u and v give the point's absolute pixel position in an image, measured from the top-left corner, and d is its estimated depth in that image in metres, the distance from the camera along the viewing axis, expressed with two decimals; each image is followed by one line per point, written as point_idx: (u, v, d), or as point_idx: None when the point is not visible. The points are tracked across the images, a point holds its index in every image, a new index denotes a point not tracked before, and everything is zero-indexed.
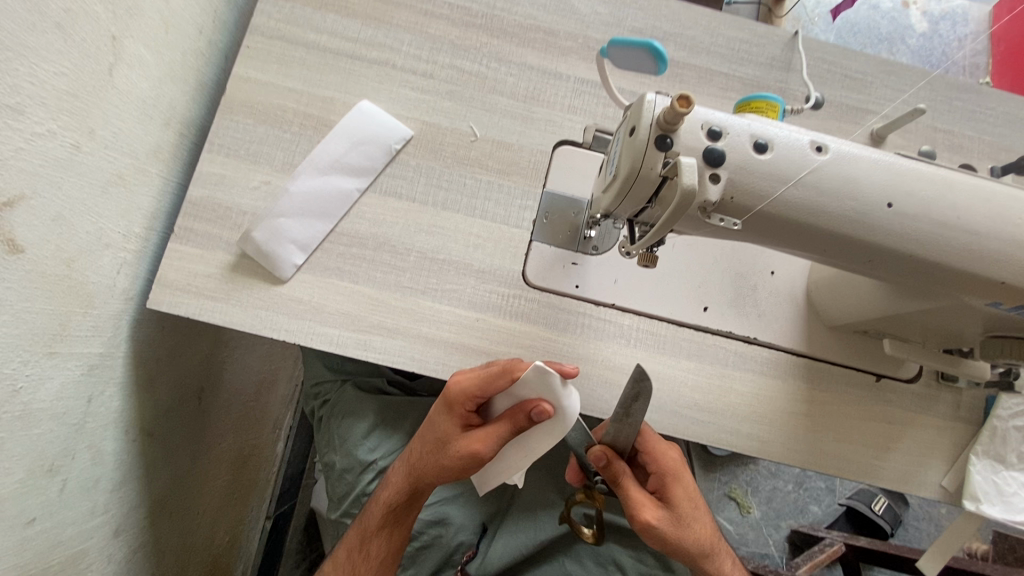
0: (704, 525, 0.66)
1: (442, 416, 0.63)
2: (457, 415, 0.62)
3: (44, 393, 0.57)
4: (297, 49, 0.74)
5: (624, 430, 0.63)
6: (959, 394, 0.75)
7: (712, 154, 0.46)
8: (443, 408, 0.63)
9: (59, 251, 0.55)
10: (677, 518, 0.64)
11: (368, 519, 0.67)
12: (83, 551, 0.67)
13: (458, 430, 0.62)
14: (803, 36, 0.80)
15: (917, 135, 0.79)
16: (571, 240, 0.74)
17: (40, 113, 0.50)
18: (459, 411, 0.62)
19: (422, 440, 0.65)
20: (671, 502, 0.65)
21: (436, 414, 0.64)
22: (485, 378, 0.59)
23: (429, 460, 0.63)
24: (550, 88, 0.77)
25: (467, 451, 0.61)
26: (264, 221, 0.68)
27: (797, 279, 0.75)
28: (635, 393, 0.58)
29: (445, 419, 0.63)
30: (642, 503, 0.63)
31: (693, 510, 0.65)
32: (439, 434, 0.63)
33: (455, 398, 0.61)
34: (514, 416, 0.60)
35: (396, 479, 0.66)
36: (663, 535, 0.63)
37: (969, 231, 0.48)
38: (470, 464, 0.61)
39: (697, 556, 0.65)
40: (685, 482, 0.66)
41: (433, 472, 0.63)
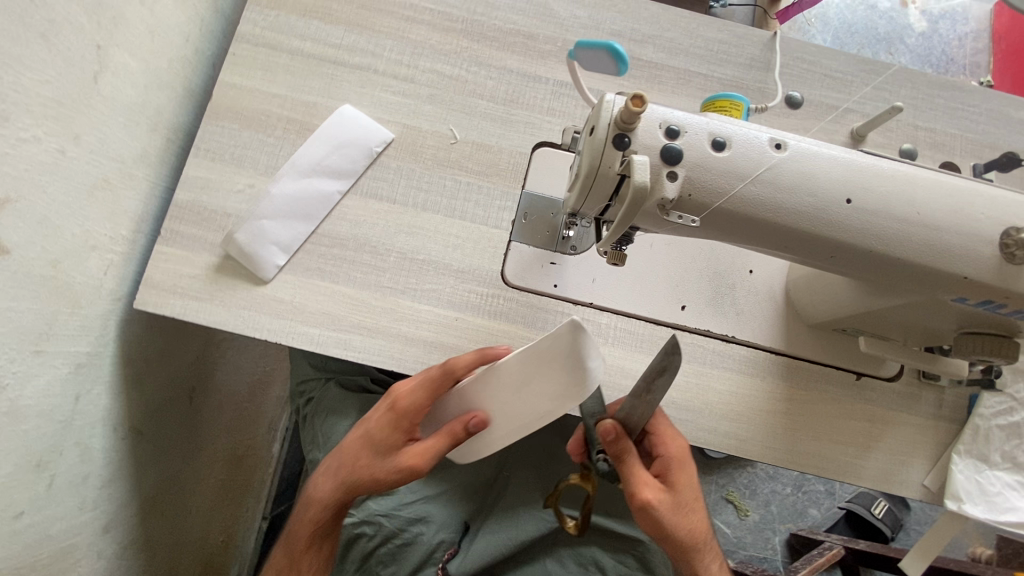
0: (700, 517, 0.64)
1: (379, 428, 0.62)
2: (398, 428, 0.62)
3: (31, 390, 0.59)
4: (281, 56, 0.76)
5: (637, 407, 0.59)
6: (942, 392, 0.75)
7: (670, 152, 0.47)
8: (384, 421, 0.62)
9: (46, 252, 0.57)
10: (677, 501, 0.62)
11: (297, 534, 0.68)
12: (72, 546, 0.69)
13: (395, 445, 0.62)
14: (781, 36, 0.81)
15: (898, 133, 0.79)
16: (550, 240, 0.75)
17: (24, 119, 0.53)
18: (398, 423, 0.62)
19: (353, 454, 0.63)
20: (673, 487, 0.62)
21: (372, 426, 0.63)
22: (429, 390, 0.61)
23: (360, 474, 0.62)
24: (529, 90, 0.78)
25: (401, 467, 0.60)
26: (246, 222, 0.69)
27: (776, 278, 0.75)
28: (661, 366, 0.53)
29: (382, 432, 0.62)
30: (646, 482, 0.60)
31: (692, 500, 0.63)
32: (374, 448, 0.62)
33: (399, 411, 0.62)
34: (452, 428, 0.59)
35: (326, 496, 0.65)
36: (662, 520, 0.60)
37: (930, 226, 0.48)
38: (405, 478, 0.61)
39: (691, 548, 0.63)
40: (688, 469, 0.63)
41: (365, 487, 0.63)
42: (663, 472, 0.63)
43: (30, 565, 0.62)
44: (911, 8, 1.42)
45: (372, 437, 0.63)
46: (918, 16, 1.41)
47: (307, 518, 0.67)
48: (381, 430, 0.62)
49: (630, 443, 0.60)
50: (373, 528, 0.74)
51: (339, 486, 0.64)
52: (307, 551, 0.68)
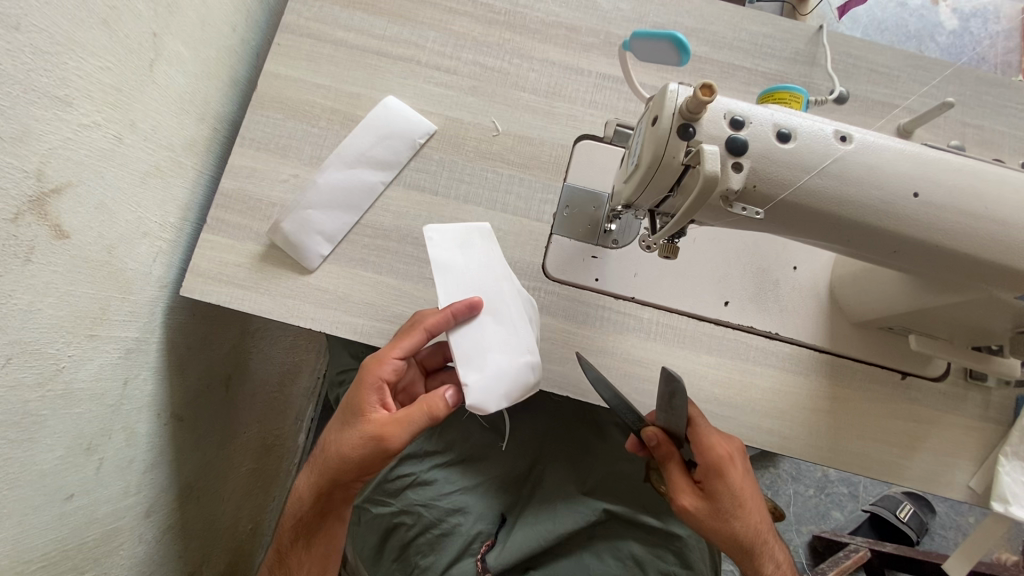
0: (749, 524, 0.62)
1: (351, 399, 0.62)
2: (364, 398, 0.61)
3: (85, 373, 0.60)
4: (325, 46, 0.76)
5: (674, 418, 0.61)
6: (988, 393, 0.73)
7: (735, 143, 0.46)
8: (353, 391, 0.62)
9: (102, 237, 0.58)
10: (717, 509, 0.62)
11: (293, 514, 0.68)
12: (117, 529, 0.70)
13: (363, 415, 0.61)
14: (828, 30, 0.79)
15: (946, 130, 0.78)
16: (592, 234, 0.75)
17: (86, 105, 0.53)
18: (368, 392, 0.61)
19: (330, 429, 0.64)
20: (714, 494, 0.62)
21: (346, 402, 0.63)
22: (397, 350, 0.61)
23: (333, 453, 0.62)
24: (572, 83, 0.78)
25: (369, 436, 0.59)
26: (293, 212, 0.70)
27: (821, 275, 0.74)
28: (670, 390, 0.58)
29: (352, 406, 0.61)
30: (681, 489, 0.63)
31: (737, 509, 0.62)
32: (345, 418, 0.62)
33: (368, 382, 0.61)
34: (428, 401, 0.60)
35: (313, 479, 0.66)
36: (699, 524, 0.62)
37: (999, 221, 0.47)
38: (372, 452, 0.60)
39: (738, 552, 0.63)
40: (732, 480, 0.61)
41: (335, 466, 0.61)
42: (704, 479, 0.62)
43: (78, 546, 0.63)
44: (942, 5, 1.40)
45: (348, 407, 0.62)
46: (949, 14, 1.40)
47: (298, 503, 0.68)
48: (352, 400, 0.62)
49: (671, 447, 0.63)
50: (413, 517, 0.75)
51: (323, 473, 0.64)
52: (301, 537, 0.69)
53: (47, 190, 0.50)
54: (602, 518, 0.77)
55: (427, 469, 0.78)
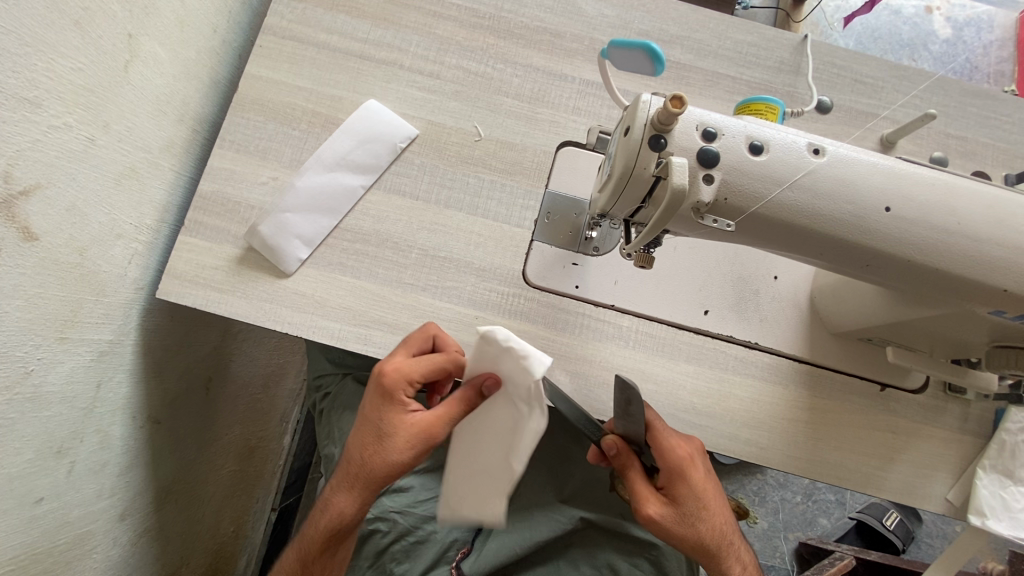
0: (715, 525, 0.62)
1: (381, 408, 0.60)
2: (397, 401, 0.60)
3: (55, 377, 0.59)
4: (307, 49, 0.76)
5: (631, 424, 0.61)
6: (967, 405, 0.73)
7: (706, 155, 0.46)
8: (380, 398, 0.60)
9: (73, 239, 0.57)
10: (685, 513, 0.61)
11: (314, 530, 0.64)
12: (89, 533, 0.69)
13: (401, 419, 0.60)
14: (812, 40, 0.79)
15: (929, 141, 0.77)
16: (572, 241, 0.75)
17: (56, 106, 0.53)
18: (398, 398, 0.60)
19: (360, 441, 0.60)
20: (679, 498, 0.61)
21: (370, 410, 0.61)
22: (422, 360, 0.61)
23: (372, 462, 0.59)
24: (555, 89, 0.77)
25: (416, 436, 0.59)
26: (270, 216, 0.70)
27: (801, 285, 0.74)
28: (625, 398, 0.58)
29: (386, 415, 0.60)
30: (646, 498, 0.61)
31: (700, 511, 0.61)
32: (380, 427, 0.60)
33: (395, 389, 0.60)
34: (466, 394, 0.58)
35: (339, 491, 0.62)
36: (666, 533, 0.61)
37: (971, 236, 0.47)
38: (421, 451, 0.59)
39: (705, 555, 0.62)
40: (694, 480, 0.61)
41: (382, 472, 0.59)
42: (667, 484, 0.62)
43: (47, 551, 0.62)
44: (936, 13, 1.41)
45: (376, 420, 0.60)
46: (942, 22, 1.40)
47: (321, 522, 0.63)
48: (380, 408, 0.60)
49: (631, 455, 0.62)
50: (388, 525, 0.74)
51: (355, 483, 0.61)
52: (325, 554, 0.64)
53: (16, 193, 0.50)
54: (580, 527, 0.76)
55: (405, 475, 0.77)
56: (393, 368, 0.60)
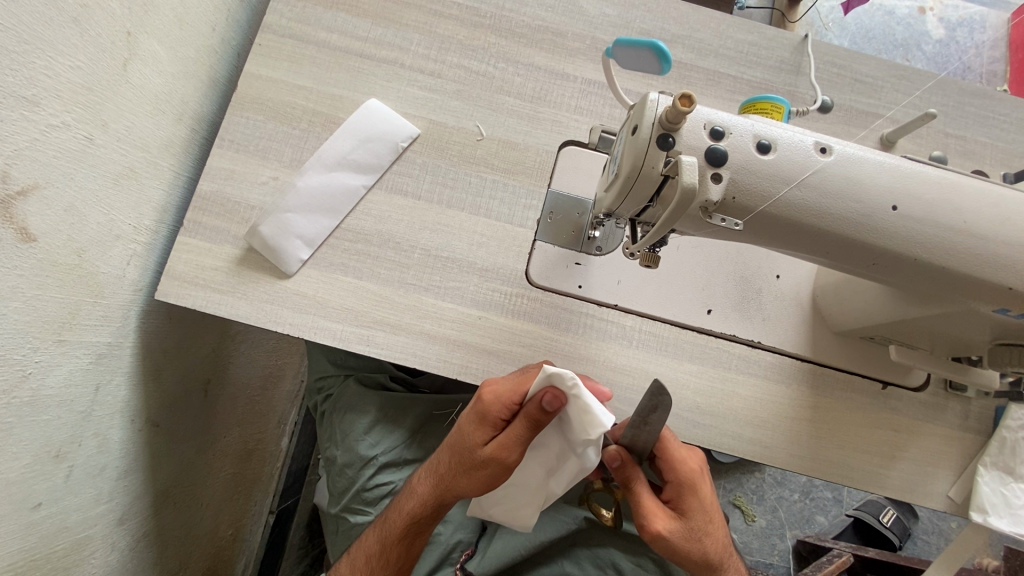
0: (716, 540, 0.63)
1: (470, 426, 0.60)
2: (486, 423, 0.59)
3: (52, 380, 0.58)
4: (307, 47, 0.75)
5: (641, 435, 0.58)
6: (968, 403, 0.74)
7: (715, 154, 0.46)
8: (474, 417, 0.60)
9: (71, 240, 0.56)
10: (690, 528, 0.61)
11: (393, 522, 0.66)
12: (87, 538, 0.68)
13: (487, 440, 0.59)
14: (813, 39, 0.80)
15: (929, 140, 0.78)
16: (575, 240, 0.74)
17: (54, 105, 0.52)
18: (490, 421, 0.59)
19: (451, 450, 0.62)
20: (686, 511, 0.61)
21: (465, 426, 0.61)
22: (520, 383, 0.58)
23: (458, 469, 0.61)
24: (557, 88, 0.77)
25: (490, 458, 0.58)
26: (271, 216, 0.69)
27: (804, 284, 0.74)
28: (652, 405, 0.55)
29: (474, 434, 0.59)
30: (655, 513, 0.60)
31: (707, 525, 0.62)
32: (466, 443, 0.60)
33: (489, 413, 0.58)
34: (528, 411, 0.56)
35: (419, 490, 0.66)
36: (673, 548, 0.61)
37: (977, 235, 0.47)
38: (493, 471, 0.59)
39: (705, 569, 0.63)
40: (702, 494, 0.62)
41: (461, 481, 0.61)
42: (675, 496, 0.62)
43: (45, 557, 0.61)
44: (929, 14, 1.42)
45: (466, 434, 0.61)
46: (936, 23, 1.42)
47: (395, 513, 0.67)
48: (471, 428, 0.60)
49: (635, 467, 0.60)
50: None
51: (435, 486, 0.64)
52: (398, 548, 0.66)
53: (13, 193, 0.49)
54: (582, 527, 0.76)
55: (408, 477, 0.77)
56: (492, 392, 0.59)
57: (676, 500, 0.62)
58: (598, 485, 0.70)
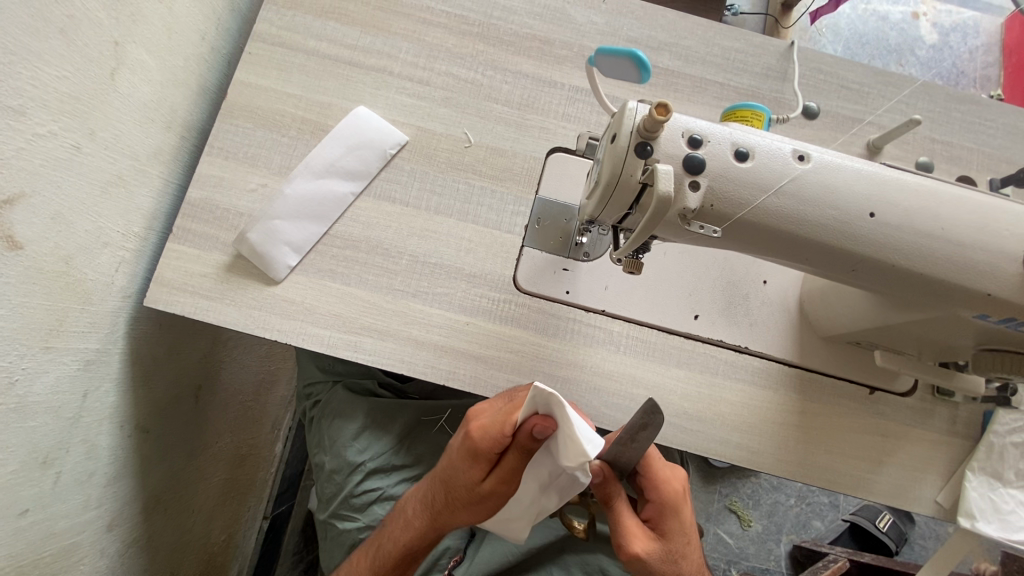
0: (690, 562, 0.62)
1: (464, 462, 0.59)
2: (478, 460, 0.58)
3: (40, 386, 0.59)
4: (296, 56, 0.76)
5: (624, 454, 0.57)
6: (956, 408, 0.74)
7: (692, 162, 0.46)
8: (465, 454, 0.59)
9: (58, 247, 0.57)
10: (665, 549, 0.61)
11: (386, 554, 0.66)
12: (75, 545, 0.68)
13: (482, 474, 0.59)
14: (799, 46, 0.80)
15: (915, 146, 0.78)
16: (563, 246, 0.75)
17: (41, 114, 0.52)
18: (483, 458, 0.58)
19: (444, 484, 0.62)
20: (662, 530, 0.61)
21: (456, 460, 0.60)
22: (509, 415, 0.56)
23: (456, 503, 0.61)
24: (544, 95, 0.78)
25: (490, 492, 0.59)
26: (259, 223, 0.69)
27: (790, 289, 0.74)
28: (640, 424, 0.53)
29: (468, 469, 0.59)
30: (633, 533, 0.60)
31: (685, 546, 0.62)
32: (462, 479, 0.59)
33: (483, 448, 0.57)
34: (520, 443, 0.55)
35: (413, 522, 0.65)
36: (651, 570, 0.60)
37: (954, 241, 0.47)
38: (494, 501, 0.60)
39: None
40: (682, 515, 0.61)
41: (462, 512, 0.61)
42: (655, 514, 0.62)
43: (31, 563, 0.61)
44: (922, 20, 1.44)
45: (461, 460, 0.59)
46: (928, 29, 1.43)
47: (389, 544, 0.66)
48: (464, 462, 0.59)
49: (617, 484, 0.60)
50: None
51: (430, 516, 0.64)
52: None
53: None
54: (572, 532, 0.76)
55: (395, 484, 0.77)
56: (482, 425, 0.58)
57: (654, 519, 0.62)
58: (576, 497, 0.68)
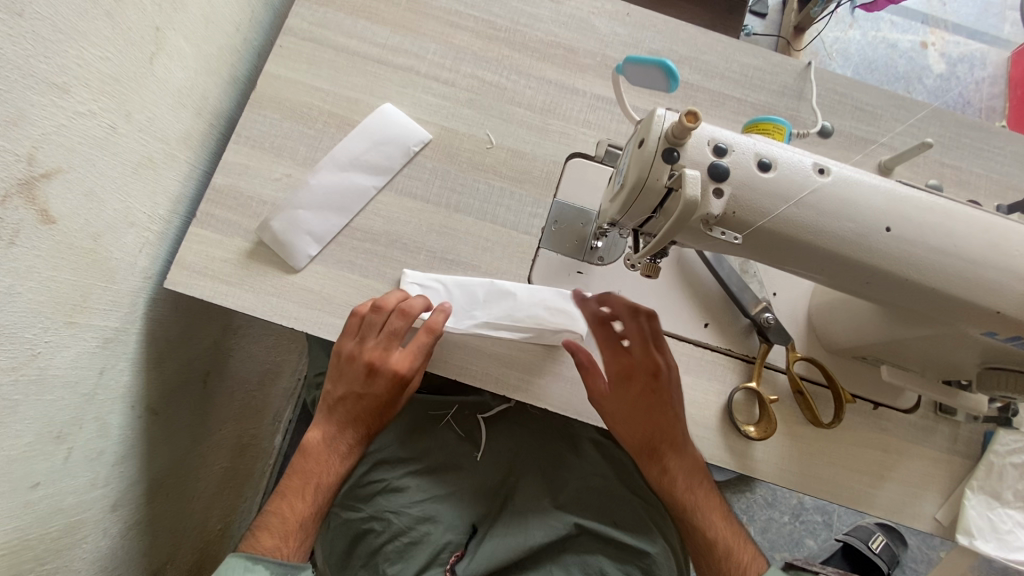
0: (706, 505, 0.72)
1: (357, 369, 0.70)
2: (358, 364, 0.70)
3: (61, 360, 0.59)
4: (326, 51, 0.78)
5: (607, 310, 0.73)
6: (957, 427, 0.75)
7: (717, 170, 0.48)
8: (355, 364, 0.70)
9: (88, 225, 0.58)
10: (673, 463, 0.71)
11: (314, 448, 0.72)
12: (80, 522, 0.68)
13: (360, 370, 0.70)
14: (815, 67, 0.82)
15: (925, 169, 0.80)
16: (578, 249, 0.76)
17: (83, 94, 0.54)
18: (358, 355, 0.69)
19: (341, 400, 0.72)
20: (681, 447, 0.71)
21: (358, 374, 0.70)
22: (398, 319, 0.68)
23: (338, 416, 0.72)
24: (567, 102, 0.79)
25: (368, 364, 0.69)
26: (283, 212, 0.71)
27: (799, 302, 0.76)
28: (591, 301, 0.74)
29: (358, 376, 0.70)
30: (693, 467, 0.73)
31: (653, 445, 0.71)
32: (361, 378, 0.70)
33: (381, 370, 0.70)
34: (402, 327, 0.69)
35: (325, 438, 0.72)
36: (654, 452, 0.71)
37: (967, 259, 0.49)
38: (369, 403, 0.71)
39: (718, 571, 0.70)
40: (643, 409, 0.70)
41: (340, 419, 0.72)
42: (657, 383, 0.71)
43: (38, 538, 0.62)
44: (930, 49, 1.48)
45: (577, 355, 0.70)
46: (937, 58, 1.47)
47: (316, 483, 0.70)
48: (365, 373, 0.70)
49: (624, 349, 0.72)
50: (382, 524, 0.75)
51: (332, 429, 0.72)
52: (304, 472, 0.71)
53: (37, 174, 0.51)
54: (573, 533, 0.76)
55: (401, 475, 0.78)
56: (399, 361, 0.69)
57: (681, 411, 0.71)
58: (761, 351, 0.72)
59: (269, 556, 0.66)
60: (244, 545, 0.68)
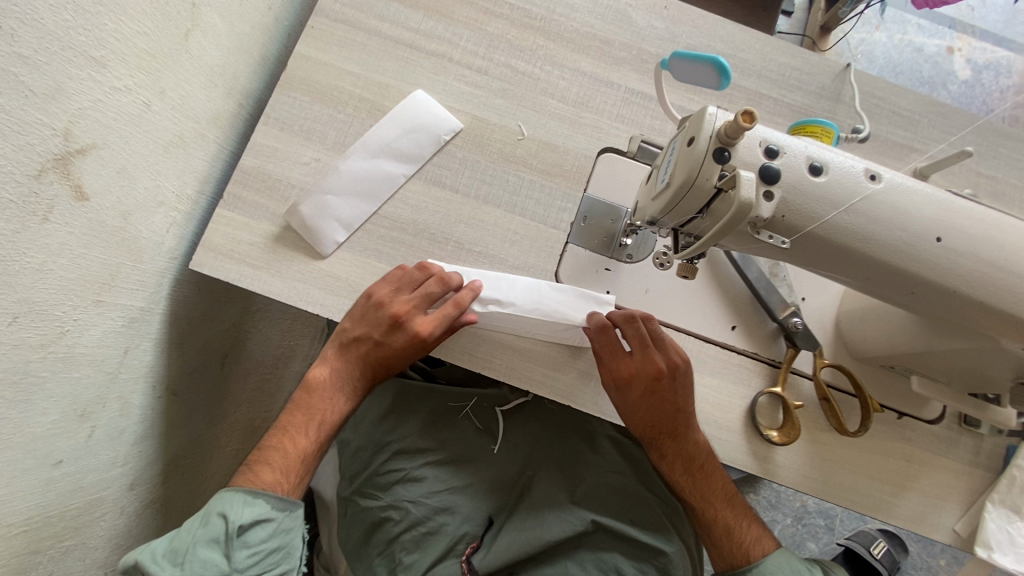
0: (721, 506, 0.74)
1: (380, 317, 0.68)
2: (382, 313, 0.67)
3: (88, 339, 0.59)
4: (358, 34, 0.76)
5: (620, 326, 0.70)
6: (980, 439, 0.75)
7: (768, 172, 0.47)
8: (379, 311, 0.67)
9: (119, 203, 0.57)
10: (676, 458, 0.72)
11: (320, 382, 0.72)
12: (101, 499, 0.68)
13: (382, 318, 0.68)
14: (854, 69, 0.81)
15: (961, 177, 0.79)
16: (607, 246, 0.75)
17: (120, 69, 0.53)
18: (383, 302, 0.67)
19: (357, 343, 0.70)
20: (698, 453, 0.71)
21: (379, 323, 0.68)
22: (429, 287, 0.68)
23: (352, 357, 0.72)
24: (601, 95, 0.78)
25: (392, 316, 0.67)
26: (311, 196, 0.70)
27: (828, 308, 0.75)
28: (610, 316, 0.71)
29: (379, 325, 0.68)
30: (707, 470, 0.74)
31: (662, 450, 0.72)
32: (383, 328, 0.68)
33: (404, 324, 0.68)
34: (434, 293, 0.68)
35: (334, 374, 0.72)
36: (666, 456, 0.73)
37: (1018, 273, 0.48)
38: (385, 352, 0.70)
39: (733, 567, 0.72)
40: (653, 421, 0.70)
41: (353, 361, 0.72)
42: (659, 386, 0.69)
43: (60, 515, 0.61)
44: (957, 54, 1.45)
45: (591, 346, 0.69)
46: (962, 64, 1.45)
47: (324, 420, 0.71)
48: (387, 325, 0.68)
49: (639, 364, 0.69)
50: (400, 513, 0.76)
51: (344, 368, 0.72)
52: (307, 404, 0.71)
53: (73, 150, 0.50)
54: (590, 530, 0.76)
55: (420, 466, 0.79)
56: (423, 321, 0.68)
57: (686, 414, 0.69)
58: (788, 355, 0.71)
59: (269, 490, 0.65)
60: (242, 475, 0.67)
